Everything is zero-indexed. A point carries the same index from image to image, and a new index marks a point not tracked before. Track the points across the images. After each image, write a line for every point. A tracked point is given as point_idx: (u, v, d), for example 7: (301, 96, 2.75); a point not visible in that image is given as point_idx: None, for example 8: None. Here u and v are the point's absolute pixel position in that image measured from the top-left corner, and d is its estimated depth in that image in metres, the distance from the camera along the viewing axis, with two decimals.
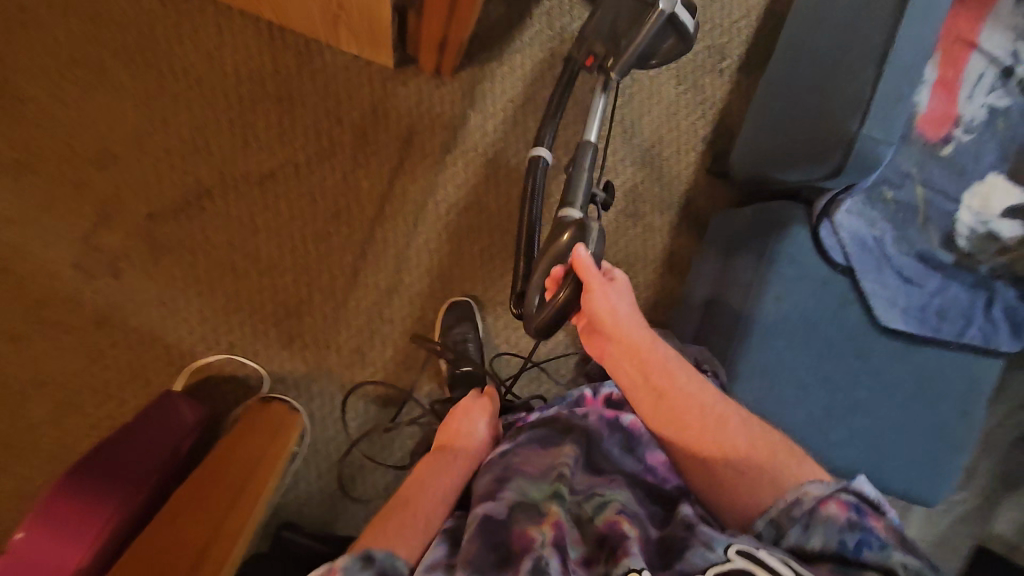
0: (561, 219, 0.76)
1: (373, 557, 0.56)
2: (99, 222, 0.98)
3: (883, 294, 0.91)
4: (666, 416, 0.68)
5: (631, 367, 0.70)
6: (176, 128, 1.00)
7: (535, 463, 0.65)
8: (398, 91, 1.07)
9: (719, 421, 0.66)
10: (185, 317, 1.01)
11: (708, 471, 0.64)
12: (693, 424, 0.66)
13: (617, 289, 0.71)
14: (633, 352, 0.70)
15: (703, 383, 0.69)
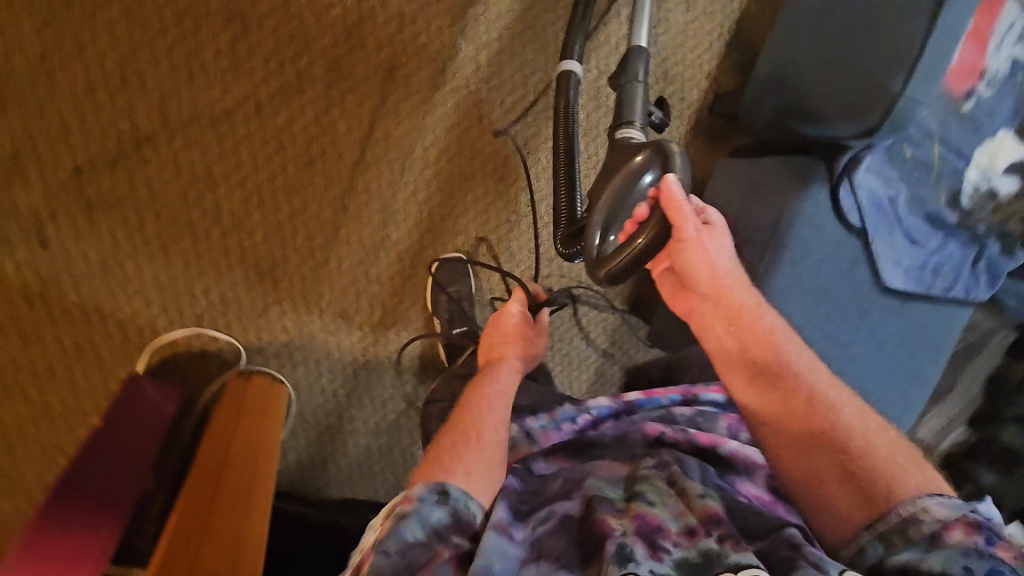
0: (621, 139, 0.73)
1: (449, 492, 0.55)
2: (11, 178, 0.79)
3: (890, 255, 0.91)
4: (768, 394, 0.66)
5: (728, 331, 0.71)
6: (97, 56, 0.79)
7: (613, 471, 0.64)
8: (377, 12, 0.90)
9: (833, 411, 0.63)
10: (138, 289, 0.87)
11: (819, 456, 0.61)
12: (795, 405, 0.65)
13: (713, 237, 0.73)
14: (734, 315, 0.70)
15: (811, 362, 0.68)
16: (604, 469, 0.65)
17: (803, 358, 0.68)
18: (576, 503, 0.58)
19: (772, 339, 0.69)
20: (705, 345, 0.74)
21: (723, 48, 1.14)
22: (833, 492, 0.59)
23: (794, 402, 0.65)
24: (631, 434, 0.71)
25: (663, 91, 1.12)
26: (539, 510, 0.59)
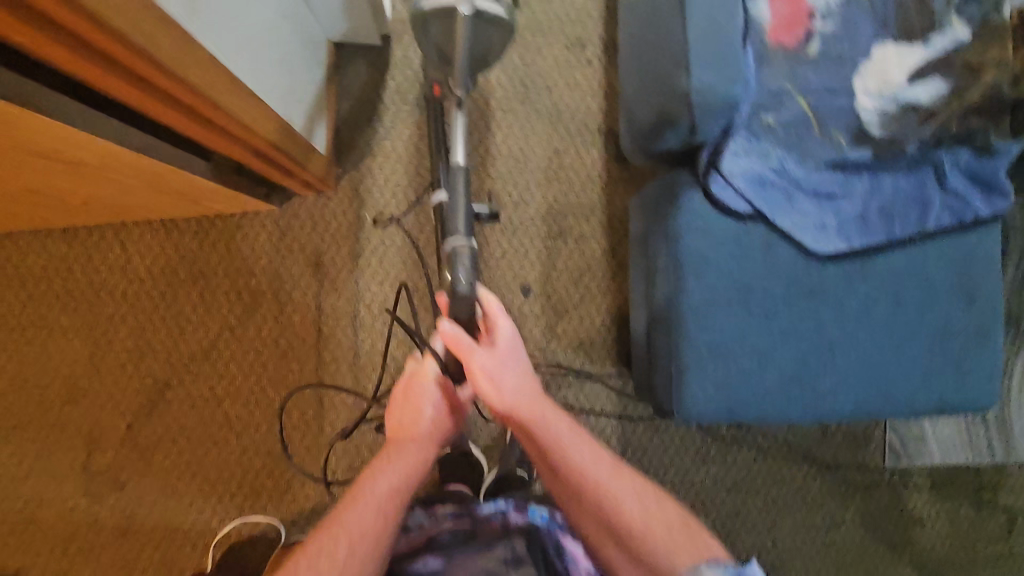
0: (448, 255, 0.68)
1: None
2: (91, 448, 1.07)
3: (807, 223, 0.83)
4: (565, 489, 0.79)
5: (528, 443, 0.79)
6: (120, 341, 1.08)
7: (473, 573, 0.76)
8: (292, 223, 1.11)
9: (614, 504, 0.78)
10: (192, 501, 1.08)
11: (614, 543, 0.78)
12: (587, 496, 0.78)
13: (500, 359, 0.75)
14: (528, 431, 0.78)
15: (596, 457, 0.80)
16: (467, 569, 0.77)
17: (591, 455, 0.80)
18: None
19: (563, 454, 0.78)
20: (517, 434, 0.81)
21: (603, 102, 1.18)
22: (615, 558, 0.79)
23: (589, 501, 0.79)
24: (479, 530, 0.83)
25: (562, 164, 1.17)
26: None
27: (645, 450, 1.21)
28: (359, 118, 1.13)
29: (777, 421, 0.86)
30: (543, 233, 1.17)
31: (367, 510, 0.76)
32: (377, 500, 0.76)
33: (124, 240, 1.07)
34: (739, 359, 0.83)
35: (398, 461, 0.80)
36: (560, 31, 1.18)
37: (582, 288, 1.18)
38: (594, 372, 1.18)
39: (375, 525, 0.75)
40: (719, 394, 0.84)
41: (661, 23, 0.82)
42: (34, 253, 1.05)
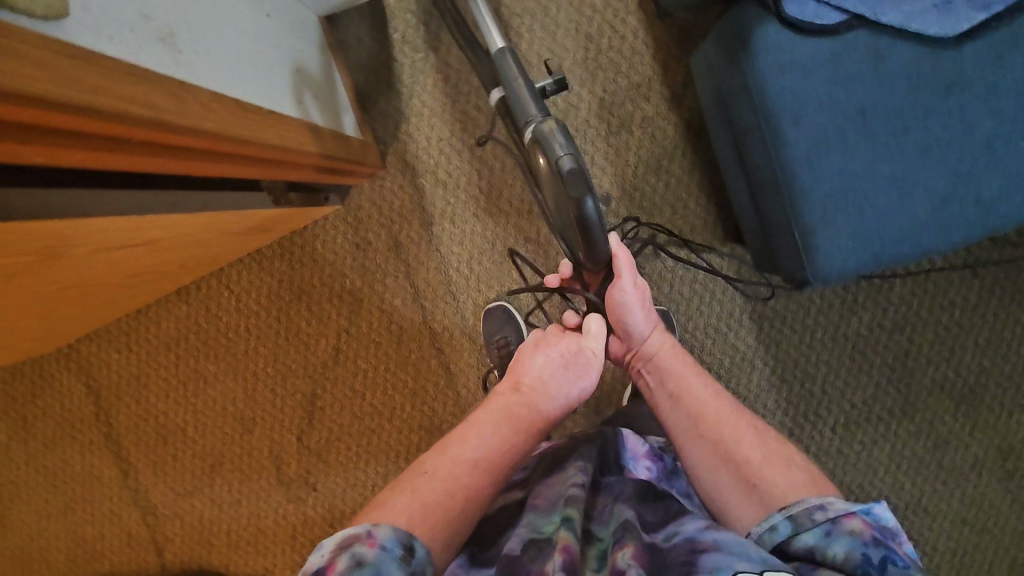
0: (542, 132, 0.66)
1: (414, 547, 0.54)
2: (277, 464, 1.20)
3: (921, 7, 0.67)
4: (686, 425, 0.75)
5: (655, 379, 0.81)
6: (263, 370, 1.18)
7: (545, 497, 0.63)
8: (360, 215, 1.11)
9: (735, 434, 0.73)
10: (374, 484, 1.18)
11: (726, 472, 0.70)
12: (710, 431, 0.73)
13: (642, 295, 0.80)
14: (659, 368, 0.81)
15: (715, 388, 0.78)
16: (540, 495, 0.64)
17: (705, 390, 0.78)
18: (517, 545, 0.57)
19: (679, 388, 0.79)
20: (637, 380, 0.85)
21: None
22: (720, 483, 0.70)
23: (703, 427, 0.74)
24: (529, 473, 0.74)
25: (601, 49, 1.04)
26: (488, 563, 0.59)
27: (784, 318, 1.13)
28: (379, 85, 1.07)
29: (942, 248, 0.73)
30: (604, 133, 1.07)
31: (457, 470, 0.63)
32: (472, 462, 0.64)
33: (229, 283, 1.15)
34: (873, 195, 0.71)
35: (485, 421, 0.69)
36: None
37: (664, 176, 1.08)
38: (705, 257, 1.10)
39: (471, 477, 0.63)
40: (858, 243, 0.72)
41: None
42: (169, 321, 1.17)
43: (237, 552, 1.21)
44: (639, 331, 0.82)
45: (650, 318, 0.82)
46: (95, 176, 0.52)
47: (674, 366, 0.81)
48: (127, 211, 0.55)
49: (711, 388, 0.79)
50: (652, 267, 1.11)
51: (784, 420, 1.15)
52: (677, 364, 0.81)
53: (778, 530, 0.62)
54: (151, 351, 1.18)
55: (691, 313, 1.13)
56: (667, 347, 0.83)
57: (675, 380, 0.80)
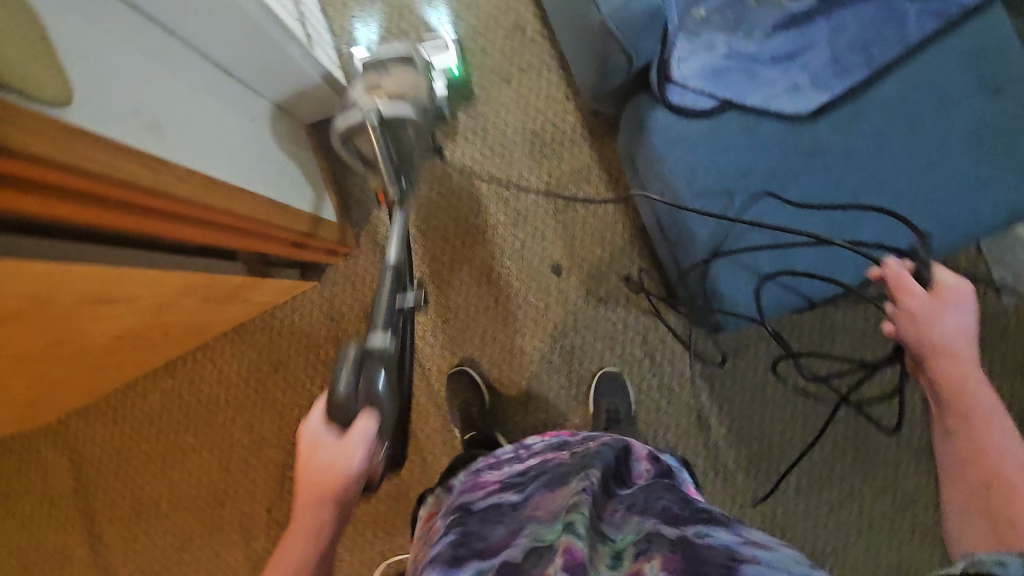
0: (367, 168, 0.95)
1: None
2: (248, 537, 1.22)
3: (779, 91, 0.81)
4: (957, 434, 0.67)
5: (947, 369, 0.70)
6: (238, 441, 1.23)
7: (555, 502, 0.60)
8: (334, 290, 1.22)
9: (995, 454, 0.64)
10: (343, 557, 1.19)
11: (982, 517, 0.61)
12: (981, 449, 0.65)
13: (956, 309, 0.71)
14: (953, 382, 0.69)
15: (992, 402, 0.67)
16: (540, 505, 0.63)
17: (990, 409, 0.67)
18: (518, 552, 0.57)
19: (963, 400, 0.68)
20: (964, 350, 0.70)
21: (559, 69, 1.21)
22: (969, 529, 0.62)
23: (963, 459, 0.66)
24: (540, 463, 0.74)
25: (545, 142, 1.21)
26: (478, 558, 0.58)
27: (734, 376, 1.18)
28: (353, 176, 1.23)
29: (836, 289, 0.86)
30: (552, 212, 1.20)
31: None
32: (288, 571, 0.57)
33: (212, 356, 1.23)
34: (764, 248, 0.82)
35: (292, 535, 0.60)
36: (495, 24, 1.22)
37: (609, 247, 1.19)
38: (652, 320, 1.19)
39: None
40: (758, 286, 0.83)
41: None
42: (153, 395, 1.24)
43: None
44: (933, 321, 0.71)
45: (961, 332, 0.71)
46: (55, 229, 0.61)
47: (962, 378, 0.69)
48: (89, 260, 0.64)
49: (1005, 427, 0.66)
50: (605, 330, 1.19)
51: (746, 478, 1.17)
52: (951, 373, 0.69)
53: (1004, 566, 0.48)
54: (134, 425, 1.24)
55: (645, 374, 1.19)
56: (943, 336, 0.70)
57: (952, 395, 0.68)
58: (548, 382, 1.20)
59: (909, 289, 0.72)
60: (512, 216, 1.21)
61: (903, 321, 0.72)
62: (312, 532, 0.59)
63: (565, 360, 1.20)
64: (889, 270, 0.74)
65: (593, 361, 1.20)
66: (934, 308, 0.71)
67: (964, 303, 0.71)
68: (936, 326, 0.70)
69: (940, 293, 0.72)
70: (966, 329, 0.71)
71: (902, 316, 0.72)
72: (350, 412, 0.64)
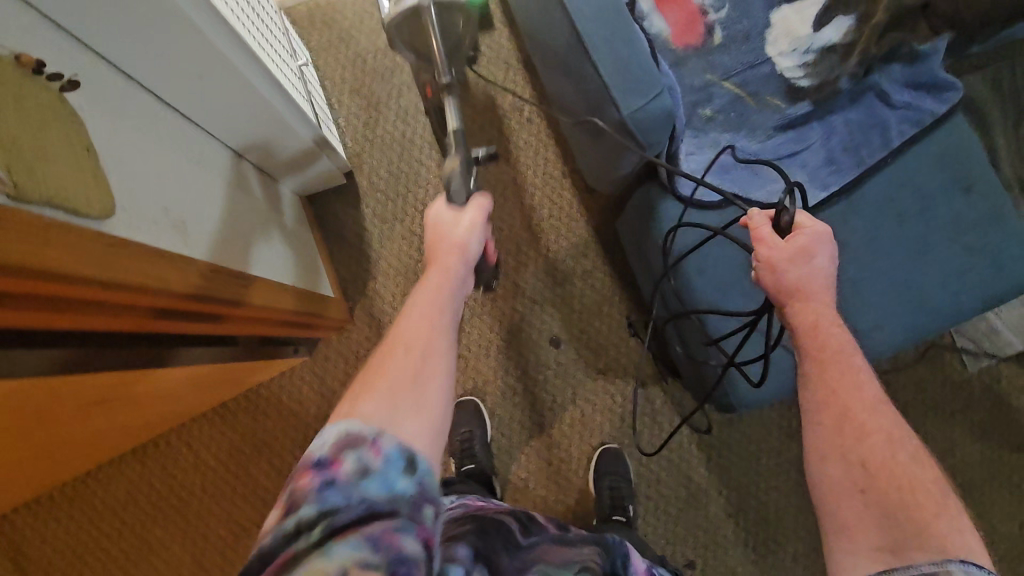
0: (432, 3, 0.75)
1: (392, 449, 0.44)
2: None
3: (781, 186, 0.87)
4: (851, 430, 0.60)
5: (810, 331, 0.66)
6: (213, 532, 1.14)
7: (561, 558, 0.58)
8: (326, 367, 1.17)
9: (894, 457, 0.58)
10: None
11: (856, 492, 0.57)
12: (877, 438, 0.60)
13: (821, 246, 0.69)
14: (814, 331, 0.66)
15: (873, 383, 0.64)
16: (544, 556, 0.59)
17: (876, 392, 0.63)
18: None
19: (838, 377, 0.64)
20: (824, 300, 0.68)
21: (556, 147, 1.25)
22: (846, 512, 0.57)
23: (831, 405, 0.63)
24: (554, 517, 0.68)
25: (543, 216, 1.23)
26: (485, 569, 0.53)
27: (730, 446, 1.20)
28: (348, 247, 1.20)
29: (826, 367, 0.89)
30: (550, 284, 1.22)
31: (391, 401, 0.49)
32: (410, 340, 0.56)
33: (187, 439, 1.14)
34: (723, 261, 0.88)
35: (422, 295, 0.61)
36: (493, 103, 1.26)
37: (606, 319, 1.21)
38: (650, 392, 1.20)
39: (422, 371, 0.54)
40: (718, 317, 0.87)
41: (567, 63, 0.86)
42: (118, 484, 1.13)
43: None
44: (794, 265, 0.68)
45: (814, 276, 0.68)
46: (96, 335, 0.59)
47: (831, 342, 0.66)
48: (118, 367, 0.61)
49: (858, 375, 0.64)
50: (604, 402, 1.20)
51: (744, 549, 1.17)
52: (804, 315, 0.67)
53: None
54: (92, 520, 1.12)
55: (644, 447, 1.19)
56: (802, 281, 0.68)
57: (811, 333, 0.66)
58: (549, 456, 1.19)
59: (764, 239, 0.70)
60: (510, 288, 1.21)
61: (763, 270, 0.70)
62: (445, 267, 0.65)
63: (565, 434, 1.19)
64: (752, 220, 0.72)
65: (592, 433, 1.19)
66: (793, 254, 0.68)
67: (823, 245, 0.69)
68: (795, 271, 0.68)
69: (796, 238, 0.69)
70: (824, 274, 0.69)
71: (762, 265, 0.69)
72: (469, 191, 0.69)
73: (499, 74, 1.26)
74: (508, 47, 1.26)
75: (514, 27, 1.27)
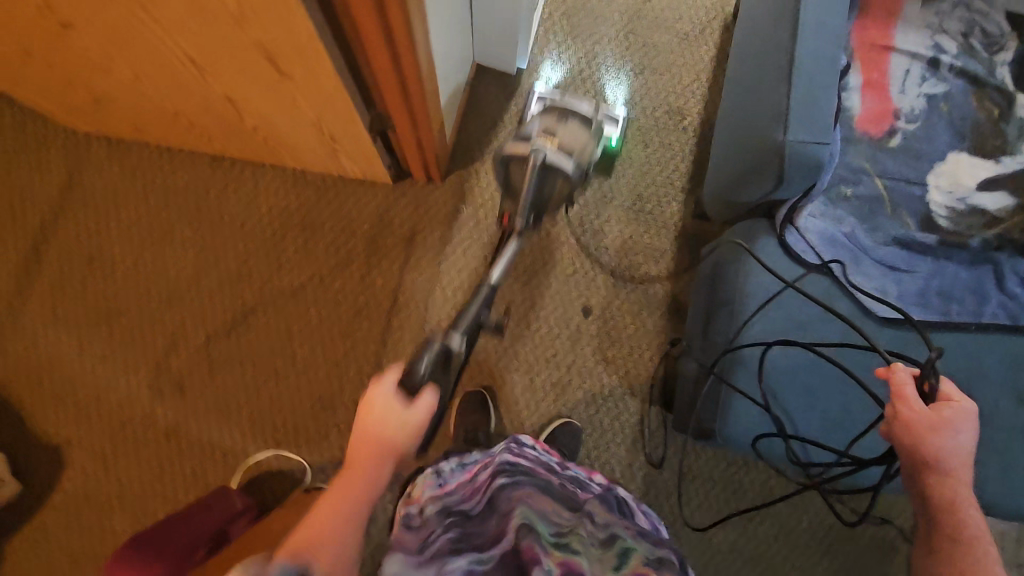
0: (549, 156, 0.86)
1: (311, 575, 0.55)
2: (169, 347, 1.16)
3: (869, 285, 0.91)
4: None
5: (943, 502, 0.68)
6: (225, 261, 1.20)
7: (543, 504, 0.69)
8: (399, 202, 1.24)
9: None
10: (237, 423, 1.15)
11: None
12: None
13: (962, 421, 0.68)
14: (952, 506, 0.67)
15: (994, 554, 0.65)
16: (533, 501, 0.68)
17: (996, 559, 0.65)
18: (506, 543, 0.62)
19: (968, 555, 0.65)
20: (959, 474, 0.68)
21: (690, 166, 1.32)
22: None
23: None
24: (534, 469, 0.78)
25: (644, 208, 1.30)
26: (474, 552, 0.63)
27: (668, 496, 1.20)
28: (479, 126, 1.29)
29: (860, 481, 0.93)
30: (614, 264, 1.28)
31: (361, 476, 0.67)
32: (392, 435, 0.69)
33: (258, 177, 1.23)
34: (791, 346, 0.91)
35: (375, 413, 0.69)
36: (664, 100, 1.35)
37: (639, 323, 1.26)
38: (632, 405, 1.23)
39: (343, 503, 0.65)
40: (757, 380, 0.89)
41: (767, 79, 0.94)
42: (184, 173, 1.22)
43: (63, 403, 1.12)
44: (934, 434, 0.67)
45: (962, 447, 0.68)
46: None
47: (968, 522, 0.66)
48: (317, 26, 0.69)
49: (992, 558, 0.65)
50: (592, 385, 1.23)
51: None
52: (942, 490, 0.68)
53: None
54: (147, 185, 1.21)
55: (598, 444, 1.21)
56: (945, 452, 0.67)
57: (948, 512, 0.67)
58: (519, 395, 1.23)
59: (907, 399, 0.69)
60: (580, 243, 1.28)
61: (900, 429, 0.69)
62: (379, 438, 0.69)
63: (543, 387, 1.23)
64: (896, 374, 0.71)
65: (565, 402, 1.23)
66: (936, 422, 0.67)
67: (965, 423, 0.68)
68: (934, 439, 0.67)
69: (942, 408, 0.68)
70: (965, 450, 0.68)
71: (901, 423, 0.69)
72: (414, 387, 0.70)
73: (685, 82, 1.36)
74: (705, 66, 1.36)
75: (718, 56, 1.37)
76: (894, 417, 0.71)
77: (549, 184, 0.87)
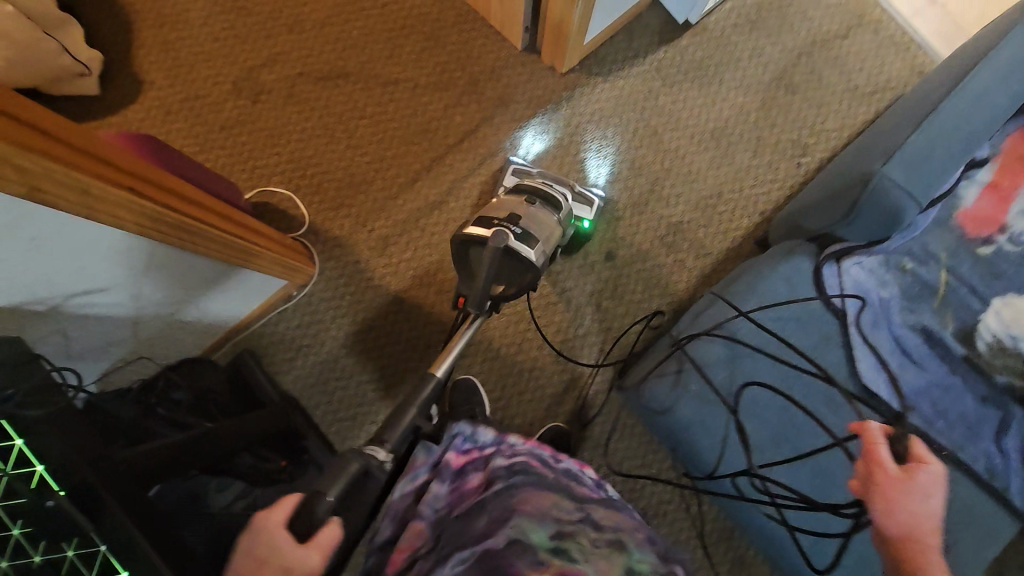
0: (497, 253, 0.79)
1: None
2: (267, 63, 1.27)
3: (871, 353, 0.88)
4: None
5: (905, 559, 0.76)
6: (351, 27, 1.29)
7: (546, 507, 0.61)
8: (516, 66, 1.28)
9: None
10: (279, 152, 1.24)
11: None
12: None
13: (927, 481, 0.79)
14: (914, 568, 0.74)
15: None
16: (530, 500, 0.61)
17: None
18: (498, 540, 0.55)
19: None
20: (926, 537, 0.77)
21: (781, 196, 1.29)
22: None
23: None
24: (527, 467, 0.69)
25: (715, 206, 1.28)
26: (458, 551, 0.56)
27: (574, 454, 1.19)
28: (620, 51, 1.31)
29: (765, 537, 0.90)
30: (659, 236, 1.27)
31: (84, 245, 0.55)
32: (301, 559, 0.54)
33: None
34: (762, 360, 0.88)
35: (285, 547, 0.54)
36: (797, 130, 1.31)
37: (647, 297, 1.24)
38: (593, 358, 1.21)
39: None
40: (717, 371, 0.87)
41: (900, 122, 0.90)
42: None
43: (166, 53, 1.25)
44: (903, 493, 0.79)
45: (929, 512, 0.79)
46: None
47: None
48: None
49: None
50: (571, 320, 1.23)
51: None
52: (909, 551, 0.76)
53: None
54: None
55: (544, 371, 1.21)
56: (909, 518, 0.78)
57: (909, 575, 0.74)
58: None
59: (879, 458, 0.81)
60: (641, 199, 1.28)
61: (874, 489, 0.80)
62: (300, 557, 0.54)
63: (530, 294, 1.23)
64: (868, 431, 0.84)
65: (540, 318, 1.23)
66: (906, 482, 0.79)
67: (935, 487, 0.79)
68: (900, 499, 0.79)
69: (913, 470, 0.80)
70: (930, 515, 0.79)
71: (877, 486, 0.80)
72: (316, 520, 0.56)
73: (826, 125, 1.31)
74: (855, 123, 1.31)
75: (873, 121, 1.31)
76: (868, 474, 0.82)
77: (509, 281, 0.84)
